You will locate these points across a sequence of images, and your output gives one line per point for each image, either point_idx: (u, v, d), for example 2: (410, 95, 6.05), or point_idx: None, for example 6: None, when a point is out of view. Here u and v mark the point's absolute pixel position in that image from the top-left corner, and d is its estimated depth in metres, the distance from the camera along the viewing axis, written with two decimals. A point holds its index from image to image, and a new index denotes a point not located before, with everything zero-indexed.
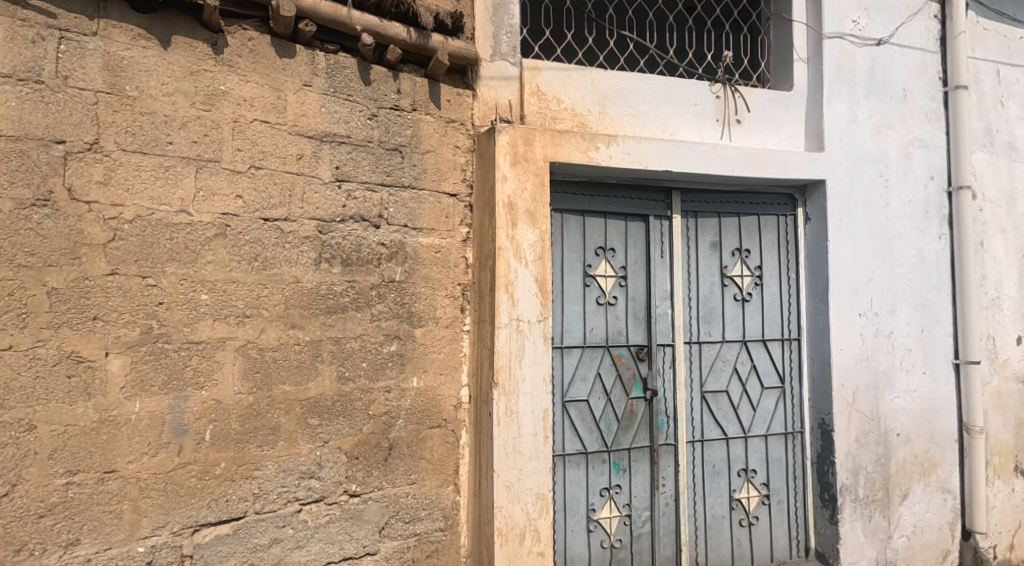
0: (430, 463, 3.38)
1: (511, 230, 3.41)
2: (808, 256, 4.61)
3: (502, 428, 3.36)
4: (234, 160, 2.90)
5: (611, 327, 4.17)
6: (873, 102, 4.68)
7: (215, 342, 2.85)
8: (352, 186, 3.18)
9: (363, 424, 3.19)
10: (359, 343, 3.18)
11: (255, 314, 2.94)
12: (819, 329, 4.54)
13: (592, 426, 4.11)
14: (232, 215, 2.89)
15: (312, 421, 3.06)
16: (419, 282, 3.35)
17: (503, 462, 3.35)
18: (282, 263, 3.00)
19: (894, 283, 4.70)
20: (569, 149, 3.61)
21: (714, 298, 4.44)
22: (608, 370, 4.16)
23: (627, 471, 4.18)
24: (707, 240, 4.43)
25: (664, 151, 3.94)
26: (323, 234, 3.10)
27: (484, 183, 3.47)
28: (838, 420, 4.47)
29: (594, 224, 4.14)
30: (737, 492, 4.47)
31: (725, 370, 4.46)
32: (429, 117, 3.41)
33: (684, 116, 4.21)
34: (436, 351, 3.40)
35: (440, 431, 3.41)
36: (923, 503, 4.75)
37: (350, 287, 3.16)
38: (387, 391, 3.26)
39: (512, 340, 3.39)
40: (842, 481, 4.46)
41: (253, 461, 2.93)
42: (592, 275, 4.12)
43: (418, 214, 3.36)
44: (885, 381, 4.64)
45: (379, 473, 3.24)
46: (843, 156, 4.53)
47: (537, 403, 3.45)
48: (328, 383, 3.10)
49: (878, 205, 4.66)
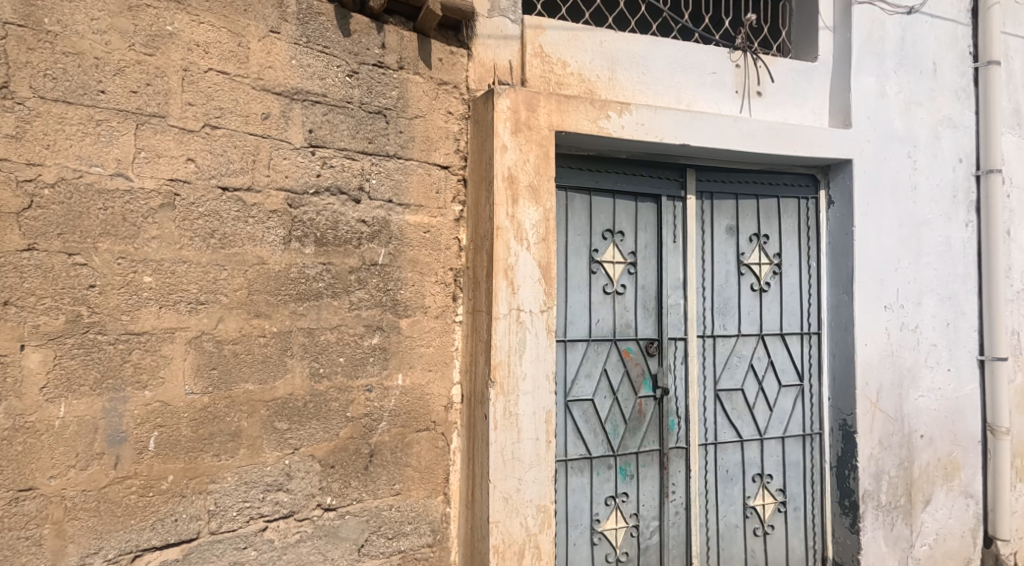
0: (417, 470, 2.98)
1: (512, 207, 3.00)
2: (830, 242, 4.22)
3: (500, 432, 2.96)
4: (185, 117, 2.46)
5: (619, 319, 3.75)
6: (903, 76, 4.27)
7: (161, 334, 2.42)
8: (328, 152, 2.75)
9: (339, 427, 2.78)
10: (336, 335, 2.77)
11: (212, 300, 2.50)
12: (842, 323, 4.16)
13: (597, 427, 3.69)
14: (183, 182, 2.45)
15: (279, 424, 2.64)
16: (405, 266, 2.93)
17: (500, 471, 2.95)
18: (244, 241, 2.56)
19: (921, 273, 4.33)
20: (576, 117, 3.20)
21: (730, 287, 4.05)
22: (615, 366, 3.74)
23: (634, 478, 3.77)
24: (723, 224, 4.04)
25: (681, 123, 3.53)
26: (293, 208, 2.67)
27: (480, 153, 3.05)
28: (862, 421, 4.10)
29: (602, 203, 3.71)
30: (752, 499, 4.09)
31: (740, 367, 4.07)
32: (418, 78, 2.98)
33: (701, 86, 3.79)
34: (424, 345, 2.99)
35: (428, 434, 3.00)
36: (946, 509, 4.41)
37: (325, 271, 2.74)
38: (368, 390, 2.85)
39: (512, 333, 2.99)
40: (864, 487, 4.10)
41: (207, 474, 2.50)
42: (598, 260, 3.70)
43: (405, 188, 2.94)
44: (910, 379, 4.27)
45: (358, 484, 2.83)
46: (871, 133, 4.13)
47: (538, 405, 3.05)
48: (299, 381, 2.68)
49: (906, 188, 4.27)
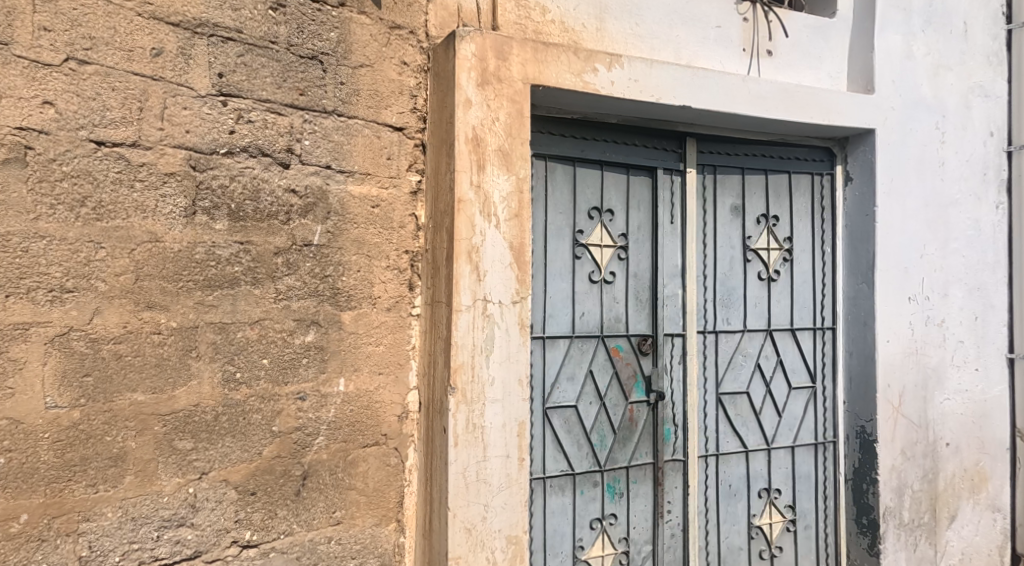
0: (363, 494, 2.45)
1: (477, 176, 2.48)
2: (848, 225, 3.71)
3: (461, 450, 2.44)
4: (39, 46, 1.93)
5: (607, 312, 3.22)
6: (931, 36, 3.76)
7: (9, 332, 1.90)
8: (244, 103, 2.21)
9: (262, 445, 2.25)
10: (258, 331, 2.24)
11: (85, 287, 1.98)
12: (860, 316, 3.65)
13: (581, 439, 3.16)
14: (38, 132, 1.92)
15: (180, 443, 2.12)
16: (347, 247, 2.40)
17: (461, 496, 2.44)
18: (129, 211, 2.04)
19: (948, 261, 3.83)
20: (556, 69, 2.67)
21: (734, 276, 3.53)
22: (603, 367, 3.22)
23: (623, 496, 3.26)
24: (727, 203, 3.52)
25: (681, 80, 3.00)
26: (198, 171, 2.13)
27: (440, 111, 2.52)
28: (883, 429, 3.60)
29: (589, 176, 3.17)
30: (758, 517, 3.59)
31: (746, 367, 3.56)
32: (364, 18, 2.44)
33: (703, 41, 3.26)
34: (373, 343, 2.45)
35: (377, 451, 2.47)
36: (972, 526, 3.93)
37: (243, 252, 2.21)
38: (300, 398, 2.32)
39: (477, 329, 2.48)
40: (885, 503, 3.60)
41: (77, 510, 1.98)
42: (583, 244, 3.16)
43: (347, 151, 2.40)
44: (935, 380, 3.77)
45: (287, 513, 2.30)
46: (895, 100, 3.62)
47: (508, 415, 2.54)
48: (208, 389, 2.15)
49: (932, 163, 3.77)
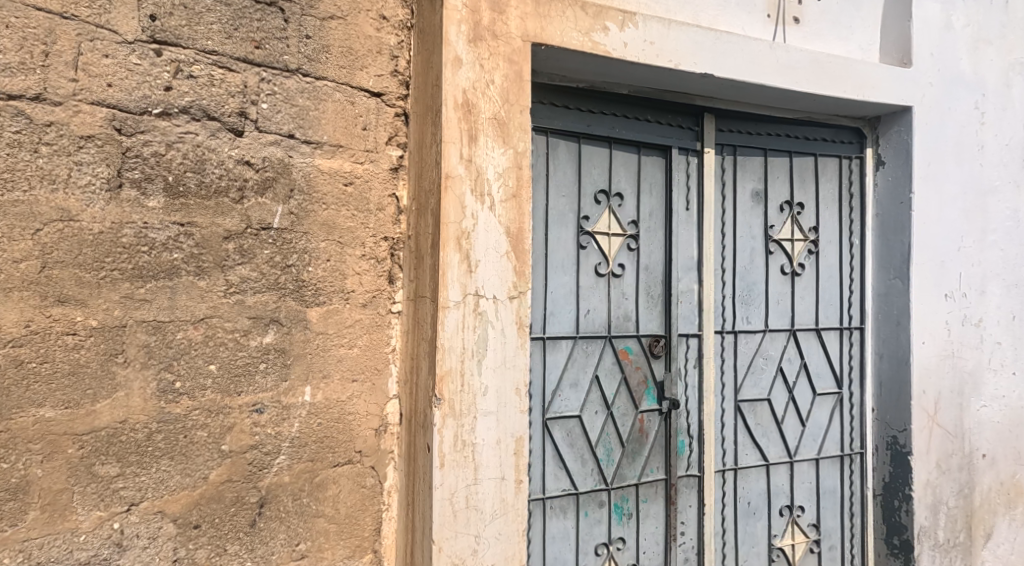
0: (333, 523, 2.06)
1: (467, 148, 2.10)
2: (879, 214, 3.34)
3: (447, 473, 2.06)
4: None
5: (615, 309, 2.85)
6: (971, 7, 3.40)
7: None
8: (184, 54, 1.83)
9: (207, 469, 1.86)
10: (203, 332, 1.85)
11: None
12: (893, 315, 3.29)
13: (584, 453, 2.78)
14: None
15: (102, 469, 1.74)
16: (315, 232, 2.01)
17: (448, 527, 2.07)
18: (34, 182, 1.67)
19: (986, 255, 3.46)
20: (561, 26, 2.29)
21: (755, 271, 3.17)
22: (609, 372, 2.84)
23: (632, 518, 2.88)
24: (748, 188, 3.15)
25: (701, 45, 2.63)
26: (124, 135, 1.76)
27: (426, 73, 2.14)
28: (917, 440, 3.23)
29: (595, 155, 2.80)
30: (779, 538, 3.22)
31: (767, 371, 3.20)
32: None
33: (724, 3, 2.89)
34: (346, 346, 2.07)
35: (351, 471, 2.09)
36: (1008, 545, 3.57)
37: (184, 236, 1.83)
38: (256, 411, 1.93)
39: (467, 329, 2.10)
40: (920, 523, 3.24)
41: None
42: (589, 231, 2.78)
43: (314, 118, 2.01)
44: (971, 386, 3.41)
45: (240, 549, 1.92)
46: (933, 75, 3.26)
47: (503, 430, 2.17)
48: (137, 402, 1.78)
49: (971, 147, 3.40)
